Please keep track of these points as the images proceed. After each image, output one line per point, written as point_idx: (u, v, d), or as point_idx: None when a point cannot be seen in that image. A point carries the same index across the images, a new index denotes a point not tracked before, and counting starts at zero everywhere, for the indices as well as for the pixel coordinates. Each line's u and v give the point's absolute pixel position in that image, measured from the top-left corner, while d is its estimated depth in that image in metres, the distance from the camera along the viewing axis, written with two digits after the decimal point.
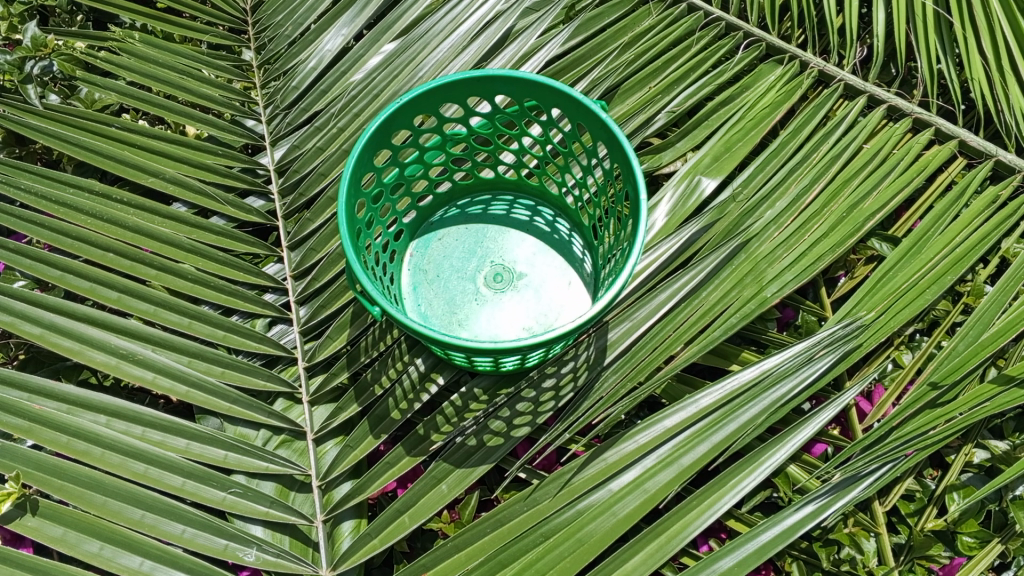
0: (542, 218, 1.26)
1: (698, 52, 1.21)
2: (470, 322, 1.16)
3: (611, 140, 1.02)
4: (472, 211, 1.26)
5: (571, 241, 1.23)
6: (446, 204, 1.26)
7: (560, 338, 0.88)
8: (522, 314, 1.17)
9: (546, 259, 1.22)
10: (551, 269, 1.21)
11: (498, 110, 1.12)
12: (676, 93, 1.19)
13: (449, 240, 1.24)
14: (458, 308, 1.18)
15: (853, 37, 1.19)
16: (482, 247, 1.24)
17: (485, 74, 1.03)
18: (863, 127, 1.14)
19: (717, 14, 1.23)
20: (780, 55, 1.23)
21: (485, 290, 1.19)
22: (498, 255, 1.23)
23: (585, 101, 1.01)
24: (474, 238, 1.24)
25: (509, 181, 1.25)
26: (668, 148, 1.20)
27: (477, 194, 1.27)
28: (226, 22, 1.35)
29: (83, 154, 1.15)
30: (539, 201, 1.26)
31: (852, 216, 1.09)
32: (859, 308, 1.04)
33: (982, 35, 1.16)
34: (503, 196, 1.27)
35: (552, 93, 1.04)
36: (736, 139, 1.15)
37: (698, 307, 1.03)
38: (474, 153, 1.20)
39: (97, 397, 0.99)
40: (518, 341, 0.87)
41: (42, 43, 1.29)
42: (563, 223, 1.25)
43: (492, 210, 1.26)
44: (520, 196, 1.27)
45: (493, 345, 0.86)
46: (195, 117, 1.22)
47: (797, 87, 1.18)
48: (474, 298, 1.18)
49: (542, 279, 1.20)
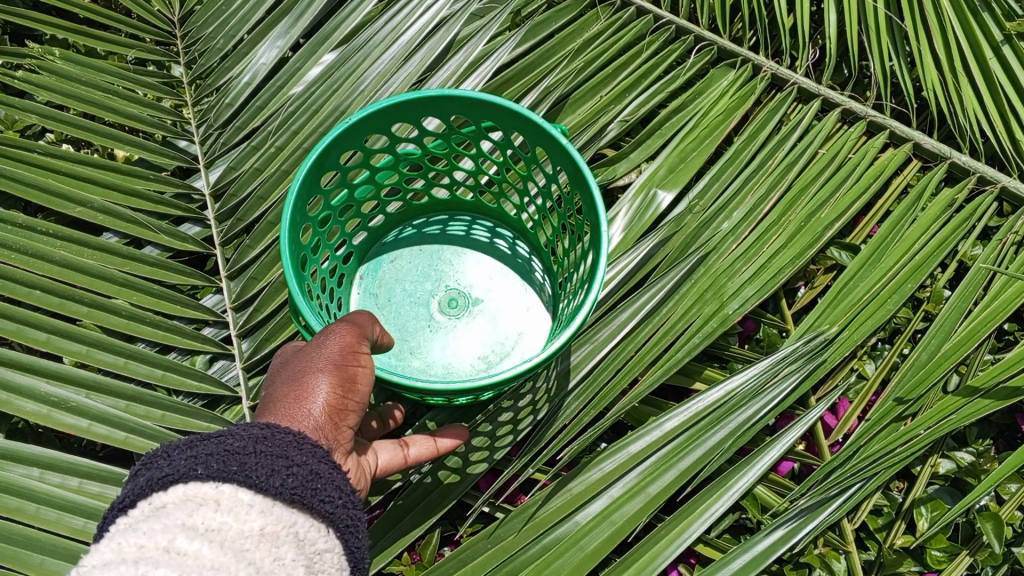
0: (502, 240, 1.21)
1: (650, 58, 1.18)
2: (423, 351, 1.12)
3: (567, 160, 0.98)
4: (429, 231, 1.22)
5: (532, 265, 1.19)
6: (400, 224, 1.21)
7: (513, 377, 0.85)
8: (479, 342, 1.13)
9: (504, 283, 1.18)
10: (510, 294, 1.17)
11: (454, 129, 1.06)
12: (628, 101, 1.15)
13: (402, 262, 1.19)
14: (411, 335, 1.14)
15: (805, 40, 1.17)
16: (437, 270, 1.19)
17: (440, 93, 0.97)
18: (818, 132, 1.12)
19: (667, 17, 1.19)
20: (732, 58, 1.19)
21: (440, 317, 1.15)
22: (453, 279, 1.18)
23: (543, 124, 0.96)
24: (429, 260, 1.20)
25: (466, 201, 1.20)
26: (622, 159, 1.15)
27: (434, 214, 1.22)
28: (152, 35, 1.26)
29: (3, 182, 1.07)
30: (498, 222, 1.22)
31: (811, 225, 1.07)
32: (821, 321, 1.03)
33: (934, 36, 1.14)
34: (461, 217, 1.22)
35: (506, 113, 0.99)
36: (690, 148, 1.11)
37: (660, 325, 1.01)
38: (430, 172, 1.14)
39: (28, 449, 0.92)
40: (471, 381, 0.83)
41: None
42: (523, 245, 1.20)
43: (449, 231, 1.22)
44: (479, 217, 1.22)
45: (443, 386, 0.83)
46: (124, 139, 1.15)
47: (751, 92, 1.16)
48: (428, 326, 1.14)
49: (500, 305, 1.16)
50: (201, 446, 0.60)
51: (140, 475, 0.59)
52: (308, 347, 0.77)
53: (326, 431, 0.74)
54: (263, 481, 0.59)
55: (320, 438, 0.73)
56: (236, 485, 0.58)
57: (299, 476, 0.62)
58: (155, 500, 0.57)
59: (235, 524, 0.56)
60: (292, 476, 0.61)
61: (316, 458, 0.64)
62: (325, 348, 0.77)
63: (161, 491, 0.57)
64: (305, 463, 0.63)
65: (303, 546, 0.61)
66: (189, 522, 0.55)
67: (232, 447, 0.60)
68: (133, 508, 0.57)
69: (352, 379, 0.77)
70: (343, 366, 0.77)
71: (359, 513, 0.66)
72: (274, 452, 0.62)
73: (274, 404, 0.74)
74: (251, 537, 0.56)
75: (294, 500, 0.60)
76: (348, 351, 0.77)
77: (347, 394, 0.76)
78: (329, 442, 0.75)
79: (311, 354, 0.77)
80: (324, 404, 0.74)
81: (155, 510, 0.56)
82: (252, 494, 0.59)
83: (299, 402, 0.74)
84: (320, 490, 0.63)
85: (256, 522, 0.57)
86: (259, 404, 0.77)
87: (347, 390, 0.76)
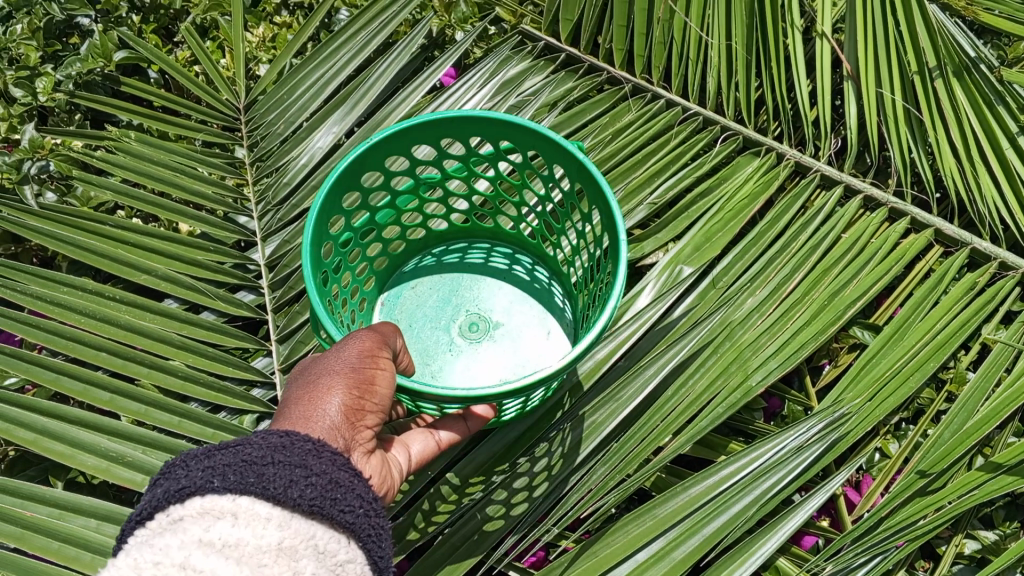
0: (521, 266, 1.31)
1: (677, 146, 1.25)
2: (442, 374, 1.21)
3: (585, 174, 1.05)
4: (449, 257, 1.32)
5: (552, 289, 1.28)
6: (421, 252, 1.32)
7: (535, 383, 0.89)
8: (495, 364, 1.21)
9: (524, 307, 1.27)
10: (529, 317, 1.26)
11: (472, 154, 1.16)
12: (656, 185, 1.23)
13: (422, 288, 1.29)
14: (431, 358, 1.23)
15: (827, 131, 1.24)
16: (457, 295, 1.29)
17: (459, 118, 1.07)
18: (840, 217, 1.18)
19: (694, 109, 1.27)
20: (757, 147, 1.26)
21: (459, 340, 1.24)
22: (473, 303, 1.28)
23: (558, 144, 1.05)
24: (449, 286, 1.30)
25: (484, 228, 1.30)
26: (649, 238, 1.22)
27: (453, 243, 1.33)
28: (218, 120, 1.37)
29: (75, 252, 1.16)
30: (516, 250, 1.32)
31: (833, 304, 1.12)
32: (844, 395, 1.05)
33: (951, 127, 1.20)
34: (479, 244, 1.33)
35: (525, 131, 1.08)
36: (716, 229, 1.17)
37: (685, 395, 1.05)
38: (449, 200, 1.25)
39: (88, 501, 0.98)
40: (489, 388, 0.87)
41: (39, 144, 1.36)
42: (542, 271, 1.30)
43: (468, 257, 1.32)
44: (497, 244, 1.32)
45: (465, 392, 0.87)
46: (188, 214, 1.25)
47: (775, 178, 1.22)
48: (448, 349, 1.23)
49: (518, 328, 1.25)
50: (221, 459, 0.67)
51: (159, 486, 0.67)
52: (325, 356, 0.85)
53: (343, 430, 0.80)
54: (279, 492, 0.65)
55: (337, 437, 0.79)
56: (252, 498, 0.65)
57: (317, 486, 0.67)
58: (173, 513, 0.64)
59: (252, 539, 0.63)
60: (309, 488, 0.67)
61: (334, 467, 0.70)
62: (341, 353, 0.84)
63: (179, 503, 0.65)
64: (322, 474, 0.68)
65: (321, 557, 0.66)
66: (208, 539, 0.62)
67: (250, 459, 0.67)
68: (151, 520, 0.65)
69: (368, 380, 0.84)
70: (358, 369, 0.83)
71: (380, 521, 0.71)
72: (291, 463, 0.68)
73: (292, 408, 0.81)
74: (267, 552, 0.63)
75: (312, 509, 0.66)
76: (365, 357, 0.84)
77: (363, 397, 0.83)
78: (347, 442, 0.81)
79: (328, 360, 0.84)
80: (339, 405, 0.81)
81: (174, 522, 0.64)
82: (269, 506, 0.65)
83: (315, 403, 0.80)
84: (338, 500, 0.68)
85: (273, 536, 0.64)
86: (279, 407, 0.84)
87: (363, 394, 0.83)
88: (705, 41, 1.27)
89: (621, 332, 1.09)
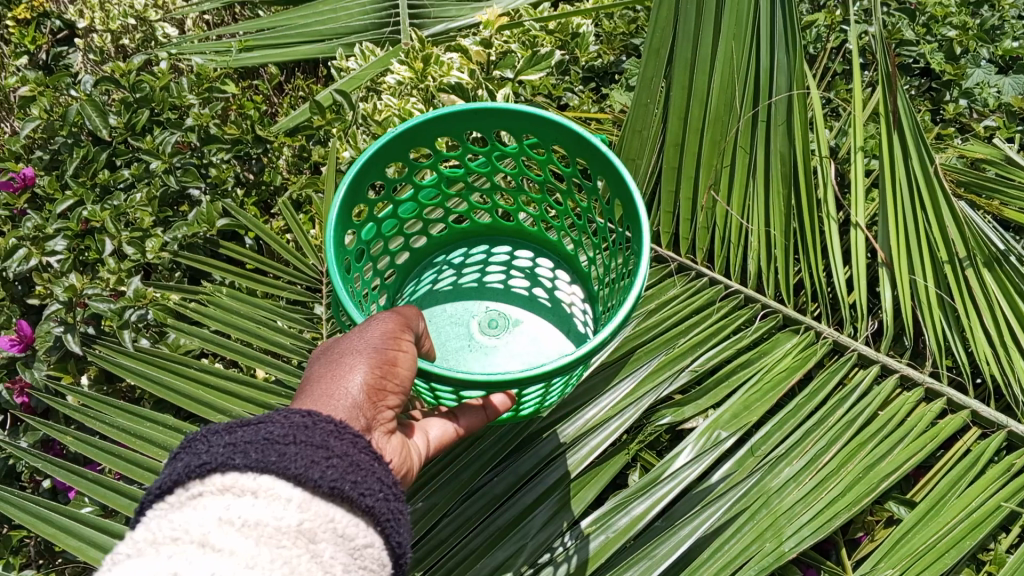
0: (540, 284, 1.54)
1: (719, 318, 1.35)
2: (465, 361, 1.43)
3: (605, 168, 1.21)
4: (474, 253, 1.57)
5: (570, 297, 1.51)
6: (450, 249, 1.58)
7: (552, 372, 0.96)
8: (513, 354, 1.44)
9: (542, 317, 1.49)
10: (544, 319, 1.48)
11: (493, 153, 1.39)
12: (698, 353, 1.30)
13: (448, 294, 1.53)
14: (457, 349, 1.44)
15: (864, 313, 1.30)
16: (480, 296, 1.52)
17: (488, 110, 1.24)
18: (877, 394, 1.22)
19: (736, 287, 1.37)
20: (796, 324, 1.33)
21: (482, 331, 1.46)
22: (497, 307, 1.51)
23: (584, 137, 1.20)
24: (475, 291, 1.53)
25: (506, 227, 1.56)
26: (689, 403, 1.28)
27: (479, 241, 1.59)
28: (304, 281, 1.53)
29: (162, 391, 1.31)
30: (538, 250, 1.57)
31: (868, 476, 1.16)
32: (881, 565, 1.08)
33: (985, 315, 1.27)
34: (502, 248, 1.58)
35: (544, 129, 1.26)
36: (753, 398, 1.25)
37: (720, 557, 1.11)
38: (472, 195, 1.49)
39: None
40: (518, 371, 0.95)
41: (143, 294, 1.52)
42: (562, 275, 1.54)
43: (491, 266, 1.56)
44: (516, 243, 1.58)
45: (486, 377, 0.95)
46: (266, 361, 1.36)
47: (812, 354, 1.30)
48: (471, 338, 1.45)
49: (535, 325, 1.48)
50: (243, 438, 0.67)
51: (179, 460, 0.66)
52: (350, 336, 0.89)
53: (365, 408, 0.84)
54: (301, 472, 0.66)
55: (360, 415, 0.83)
56: (273, 477, 0.65)
57: (338, 468, 0.68)
58: (193, 489, 0.64)
59: (272, 521, 0.62)
60: (331, 469, 0.68)
61: (358, 451, 0.71)
62: (366, 332, 0.89)
63: (200, 479, 0.64)
64: (343, 456, 0.70)
65: (341, 541, 0.66)
66: (227, 518, 0.62)
67: (272, 438, 0.67)
68: (170, 495, 0.64)
69: (391, 357, 0.88)
70: (382, 348, 0.88)
71: (400, 507, 0.72)
72: (315, 445, 0.69)
73: (315, 385, 0.84)
74: (287, 534, 0.63)
75: (332, 491, 0.67)
76: (390, 337, 0.89)
77: (385, 376, 0.87)
78: (368, 419, 0.84)
79: (353, 338, 0.88)
80: (363, 382, 0.84)
81: (192, 498, 0.64)
82: (291, 485, 0.65)
83: (339, 376, 0.84)
84: (359, 483, 0.69)
85: (293, 518, 0.64)
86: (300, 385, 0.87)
87: (385, 373, 0.87)
88: (745, 227, 1.39)
89: (656, 491, 1.14)
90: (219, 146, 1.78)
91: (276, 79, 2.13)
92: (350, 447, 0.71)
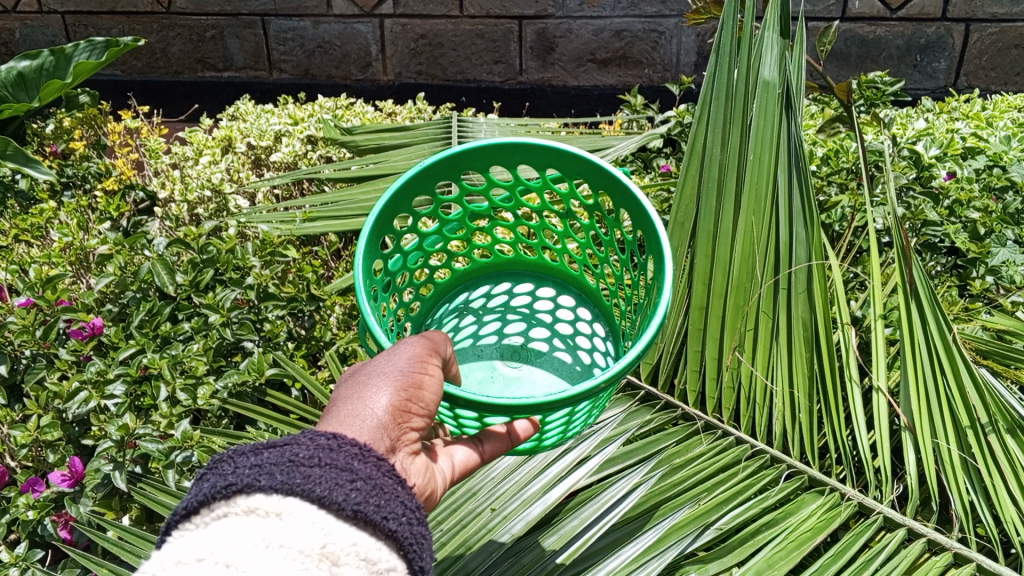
0: (563, 305, 1.68)
1: (744, 478, 1.35)
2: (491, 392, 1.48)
3: (630, 202, 1.32)
4: (500, 292, 1.71)
5: (595, 335, 1.61)
6: (478, 279, 1.73)
7: (575, 398, 1.01)
8: (536, 383, 1.50)
9: (570, 343, 1.60)
10: (570, 349, 1.59)
11: (515, 189, 1.56)
12: (724, 510, 1.30)
13: (474, 337, 1.61)
14: (482, 384, 1.50)
15: (889, 477, 1.31)
16: (507, 339, 1.61)
17: (519, 143, 1.34)
18: (903, 558, 1.21)
19: (762, 446, 1.39)
20: (821, 486, 1.35)
21: (505, 366, 1.54)
22: (524, 347, 1.59)
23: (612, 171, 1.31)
24: (502, 316, 1.65)
25: (528, 263, 1.72)
26: (714, 559, 1.28)
27: (502, 278, 1.74)
28: None
29: None
30: (559, 287, 1.72)
31: None
32: None
33: (1009, 479, 1.27)
34: (525, 284, 1.72)
35: (569, 161, 1.37)
36: (778, 556, 1.23)
37: None
38: (495, 230, 1.65)
39: None
40: (542, 397, 1.00)
41: (189, 435, 1.59)
42: (584, 314, 1.66)
43: (516, 296, 1.69)
44: (537, 278, 1.73)
45: (510, 402, 1.00)
46: None
47: (837, 515, 1.29)
48: (495, 375, 1.52)
49: (560, 359, 1.56)
50: (268, 461, 0.73)
51: (205, 480, 0.73)
52: (378, 362, 0.94)
53: (389, 429, 0.88)
54: (324, 495, 0.70)
55: (384, 434, 0.87)
56: (298, 498, 0.70)
57: (361, 491, 0.73)
58: (219, 510, 0.70)
59: (295, 545, 0.67)
60: (354, 492, 0.72)
61: (382, 479, 0.76)
62: (391, 359, 0.95)
63: (227, 500, 0.70)
64: (366, 480, 0.74)
65: (364, 563, 0.70)
66: (251, 540, 0.67)
67: (296, 461, 0.73)
68: (196, 517, 0.70)
69: (416, 382, 0.93)
70: (408, 375, 0.93)
71: (422, 532, 0.76)
72: (340, 470, 0.73)
73: (341, 408, 0.89)
74: (311, 556, 0.67)
75: (357, 511, 0.71)
76: (415, 364, 0.95)
77: (410, 400, 0.92)
78: (393, 438, 0.88)
79: (377, 368, 0.94)
80: (388, 405, 0.89)
81: (218, 517, 0.70)
82: (315, 509, 0.70)
83: (365, 401, 0.89)
84: (382, 508, 0.73)
85: (316, 541, 0.68)
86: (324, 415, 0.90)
87: (410, 397, 0.92)
88: (770, 388, 1.42)
89: None
90: (274, 303, 1.90)
91: (332, 247, 2.29)
92: (374, 469, 0.76)
